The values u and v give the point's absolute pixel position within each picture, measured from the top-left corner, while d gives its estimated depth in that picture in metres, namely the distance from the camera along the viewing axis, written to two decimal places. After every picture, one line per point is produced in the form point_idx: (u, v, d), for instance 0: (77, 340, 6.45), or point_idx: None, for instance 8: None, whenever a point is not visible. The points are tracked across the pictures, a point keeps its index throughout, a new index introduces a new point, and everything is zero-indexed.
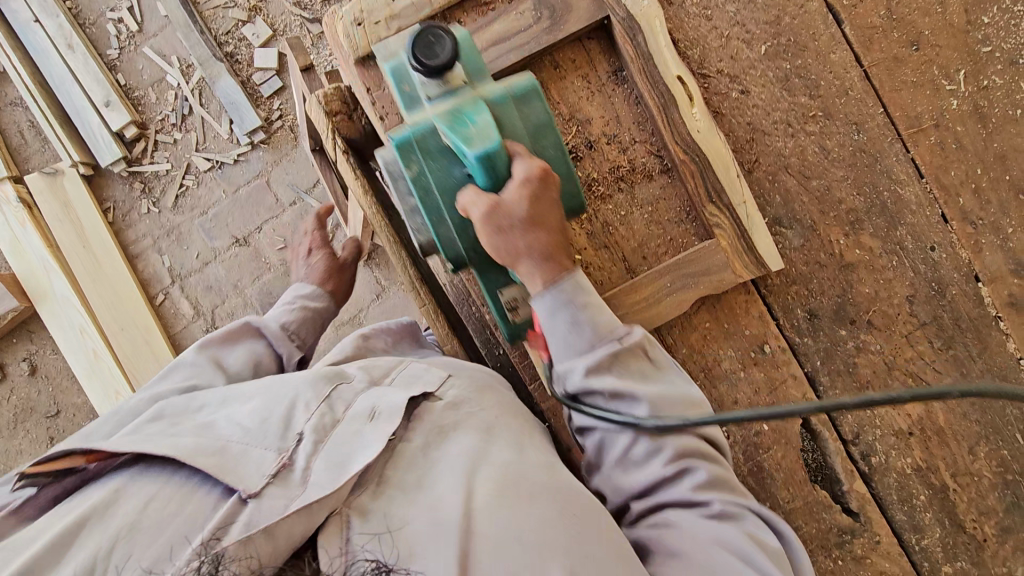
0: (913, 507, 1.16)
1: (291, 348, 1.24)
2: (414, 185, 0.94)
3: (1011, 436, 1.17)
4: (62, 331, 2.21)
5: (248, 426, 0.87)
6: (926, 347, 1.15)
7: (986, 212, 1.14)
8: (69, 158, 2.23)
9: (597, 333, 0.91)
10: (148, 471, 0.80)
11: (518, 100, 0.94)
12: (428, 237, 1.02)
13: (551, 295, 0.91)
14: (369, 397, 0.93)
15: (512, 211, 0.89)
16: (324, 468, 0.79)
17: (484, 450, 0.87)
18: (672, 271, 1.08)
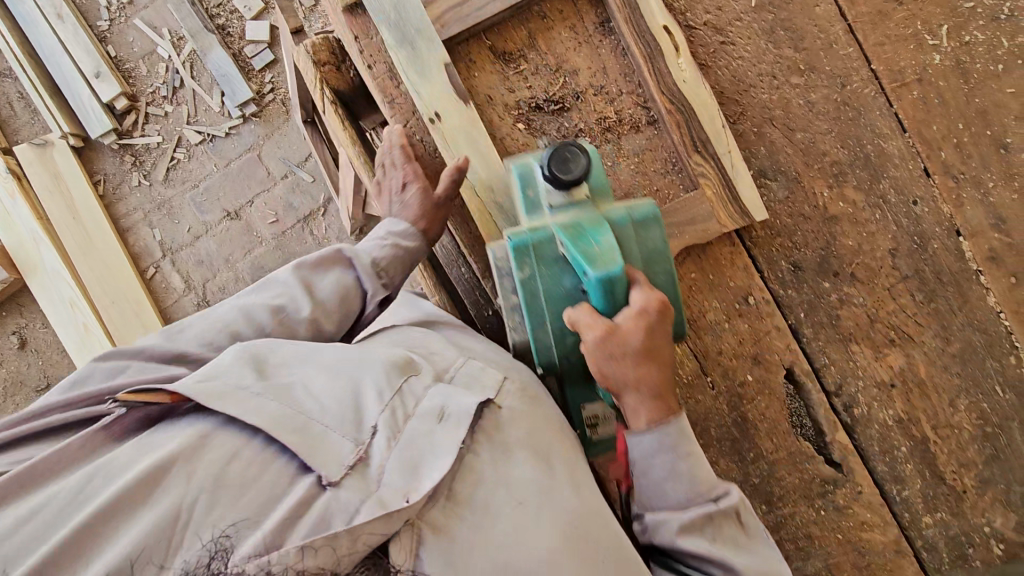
0: (894, 458, 1.18)
1: (375, 288, 1.03)
2: (521, 288, 0.93)
3: (991, 389, 1.18)
4: (52, 304, 2.20)
5: (327, 401, 0.77)
6: (908, 299, 1.17)
7: (966, 167, 1.16)
8: (58, 129, 2.22)
9: (692, 488, 0.81)
10: (227, 428, 0.71)
11: (637, 224, 0.91)
12: (523, 337, 1.01)
13: (652, 434, 0.81)
14: (440, 391, 0.82)
15: (627, 340, 0.81)
16: (400, 469, 0.71)
17: (553, 480, 0.79)
18: (659, 220, 1.09)
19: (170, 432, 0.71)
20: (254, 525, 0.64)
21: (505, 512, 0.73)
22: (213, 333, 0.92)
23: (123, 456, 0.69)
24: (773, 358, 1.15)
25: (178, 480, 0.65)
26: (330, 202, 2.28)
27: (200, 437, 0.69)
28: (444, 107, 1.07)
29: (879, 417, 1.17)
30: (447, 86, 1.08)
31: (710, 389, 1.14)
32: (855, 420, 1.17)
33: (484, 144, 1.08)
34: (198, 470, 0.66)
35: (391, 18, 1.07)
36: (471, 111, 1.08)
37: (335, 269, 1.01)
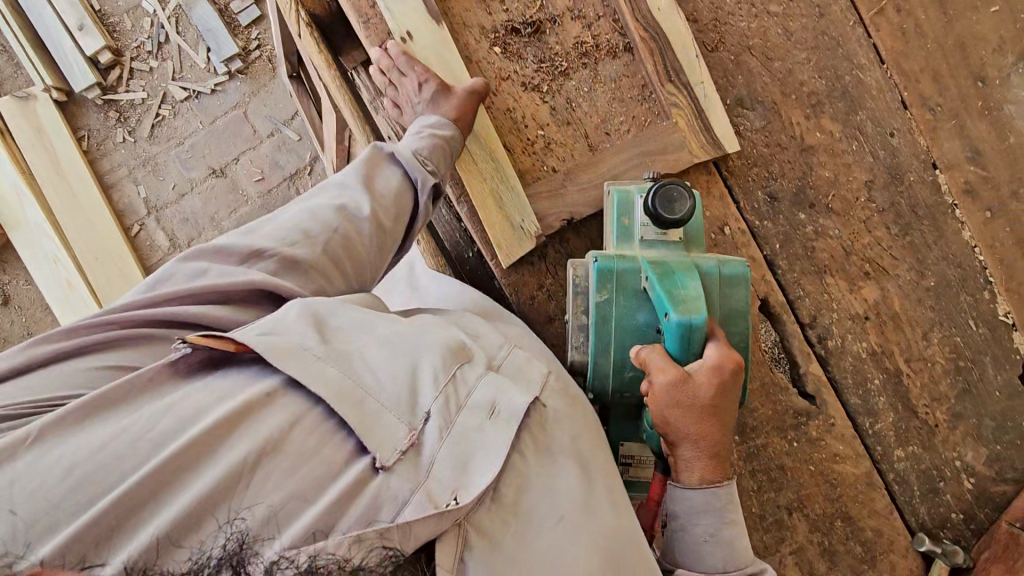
0: (867, 391, 1.19)
1: (423, 177, 0.98)
2: (594, 310, 0.92)
3: (965, 323, 1.19)
4: (34, 261, 2.18)
5: (383, 379, 0.69)
6: (884, 232, 1.17)
7: (943, 99, 1.16)
8: (41, 82, 2.19)
9: (731, 557, 0.80)
10: (290, 393, 0.64)
11: (724, 280, 0.90)
12: (582, 359, 0.96)
13: (703, 489, 0.81)
14: (488, 382, 0.74)
15: (698, 393, 0.79)
16: (451, 465, 0.65)
17: (590, 491, 0.74)
18: (628, 149, 1.10)
19: (231, 383, 0.64)
20: (308, 502, 0.58)
21: (545, 525, 0.68)
22: (286, 230, 0.84)
23: (182, 402, 0.61)
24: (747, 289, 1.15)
25: (243, 441, 0.59)
26: (316, 161, 2.27)
27: (265, 398, 0.63)
28: (415, 26, 1.09)
29: (853, 349, 1.18)
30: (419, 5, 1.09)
31: None
32: (829, 352, 1.18)
33: (455, 63, 1.09)
34: (260, 434, 0.60)
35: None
36: (443, 31, 1.10)
37: (382, 166, 0.97)
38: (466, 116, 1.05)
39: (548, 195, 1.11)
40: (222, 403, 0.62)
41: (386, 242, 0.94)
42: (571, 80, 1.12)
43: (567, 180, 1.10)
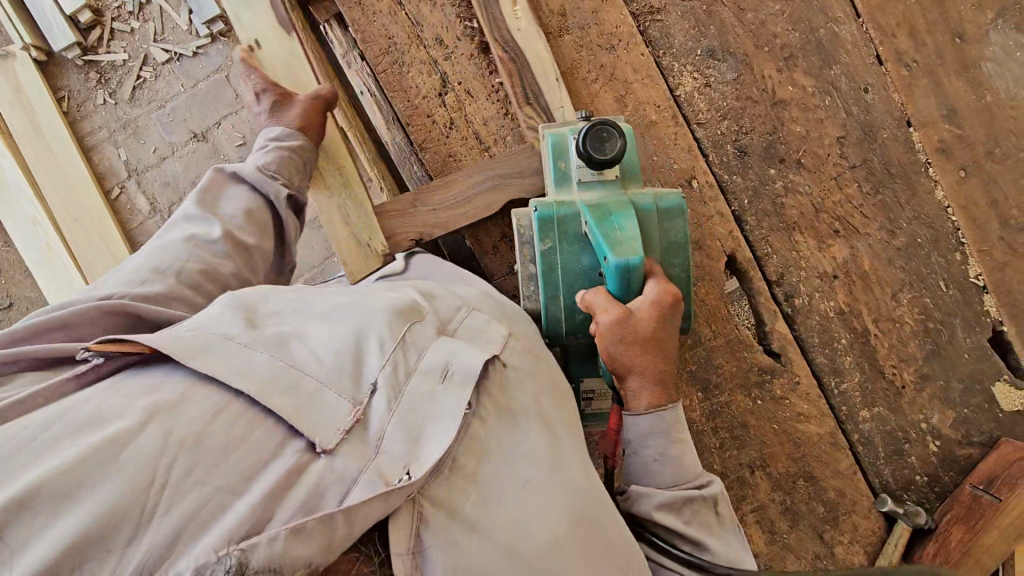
0: (834, 350, 1.18)
1: (277, 190, 1.01)
2: (541, 260, 0.90)
3: (935, 284, 1.17)
4: (12, 221, 2.16)
5: (323, 356, 0.65)
6: (855, 190, 1.15)
7: (919, 55, 1.13)
8: (20, 41, 2.14)
9: (680, 472, 0.80)
10: (209, 383, 0.57)
11: (663, 213, 0.88)
12: (535, 308, 0.96)
13: (651, 415, 0.81)
14: (445, 343, 0.71)
15: (639, 330, 0.79)
16: (404, 436, 0.61)
17: (557, 452, 0.72)
18: (489, 169, 1.08)
19: (142, 382, 0.57)
20: (237, 498, 0.52)
21: (509, 491, 0.65)
22: (134, 271, 0.82)
23: (82, 405, 0.54)
24: (714, 245, 1.14)
25: (156, 435, 0.52)
26: None
27: (182, 391, 0.56)
28: (262, 36, 1.17)
29: (820, 308, 1.17)
30: (270, 18, 1.16)
31: None
32: (795, 310, 1.17)
33: (302, 73, 1.16)
34: (176, 427, 0.53)
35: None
36: (291, 40, 1.17)
37: (228, 190, 0.99)
38: (313, 125, 1.10)
39: (399, 215, 1.14)
40: (128, 401, 0.54)
41: (250, 259, 0.95)
42: (537, 28, 1.10)
43: (417, 202, 1.13)
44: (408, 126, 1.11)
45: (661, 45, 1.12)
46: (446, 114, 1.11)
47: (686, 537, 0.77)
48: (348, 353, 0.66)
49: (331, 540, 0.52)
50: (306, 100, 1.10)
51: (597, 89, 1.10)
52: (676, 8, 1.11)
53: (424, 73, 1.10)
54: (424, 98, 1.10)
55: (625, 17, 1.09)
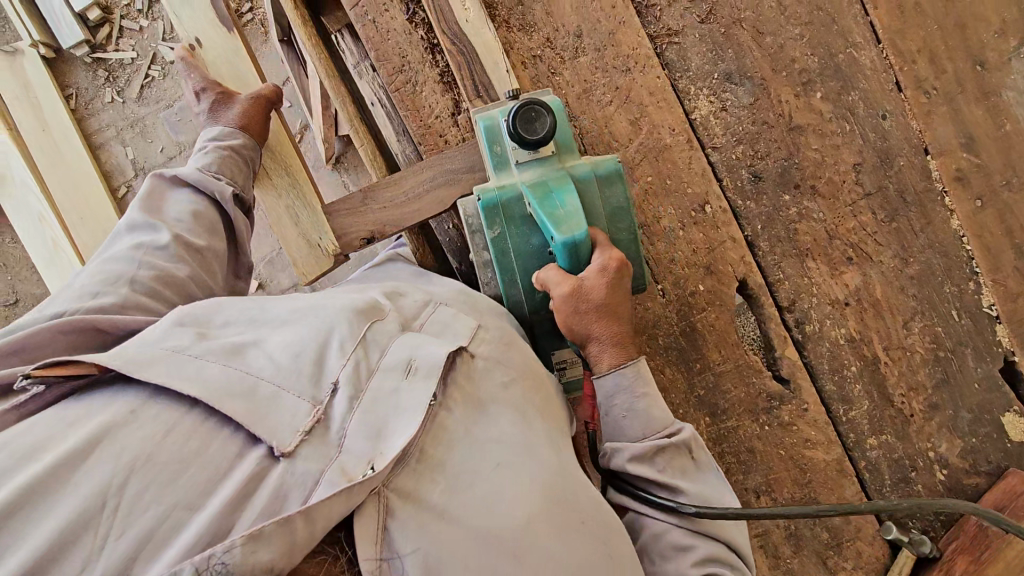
0: (843, 377, 1.17)
1: (222, 192, 0.90)
2: (493, 246, 0.94)
3: (947, 313, 1.16)
4: (20, 220, 2.10)
5: (280, 361, 0.69)
6: (869, 217, 1.14)
7: (940, 81, 1.12)
8: (28, 37, 2.14)
9: (650, 425, 0.85)
10: (159, 401, 0.62)
11: (601, 181, 0.92)
12: (495, 292, 0.99)
13: (613, 375, 0.86)
14: (408, 341, 0.74)
15: (591, 296, 0.85)
16: (365, 434, 0.65)
17: (526, 434, 0.74)
18: (436, 166, 1.02)
19: (91, 406, 0.62)
20: (194, 510, 0.56)
21: (479, 476, 0.68)
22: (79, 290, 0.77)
23: (32, 435, 0.58)
24: (726, 270, 1.13)
25: (106, 461, 0.56)
26: (306, 129, 2.23)
27: (133, 412, 0.60)
28: (203, 33, 0.98)
29: (830, 334, 1.16)
30: (209, 10, 0.98)
31: (659, 296, 1.13)
32: (806, 337, 1.16)
33: (245, 72, 0.99)
34: (127, 449, 0.57)
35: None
36: (234, 36, 0.99)
37: (170, 195, 0.90)
38: (257, 121, 0.96)
39: (350, 212, 1.03)
40: (78, 430, 0.59)
41: (205, 261, 0.88)
42: (552, 48, 1.08)
43: (367, 198, 1.03)
44: (421, 145, 1.07)
45: (678, 67, 1.10)
46: (458, 133, 1.07)
47: (660, 484, 0.82)
48: (309, 356, 0.70)
49: (302, 535, 0.56)
50: (247, 97, 0.96)
51: (612, 111, 1.09)
52: (694, 30, 1.10)
53: (437, 92, 1.07)
54: (437, 118, 1.07)
55: (642, 40, 1.08)
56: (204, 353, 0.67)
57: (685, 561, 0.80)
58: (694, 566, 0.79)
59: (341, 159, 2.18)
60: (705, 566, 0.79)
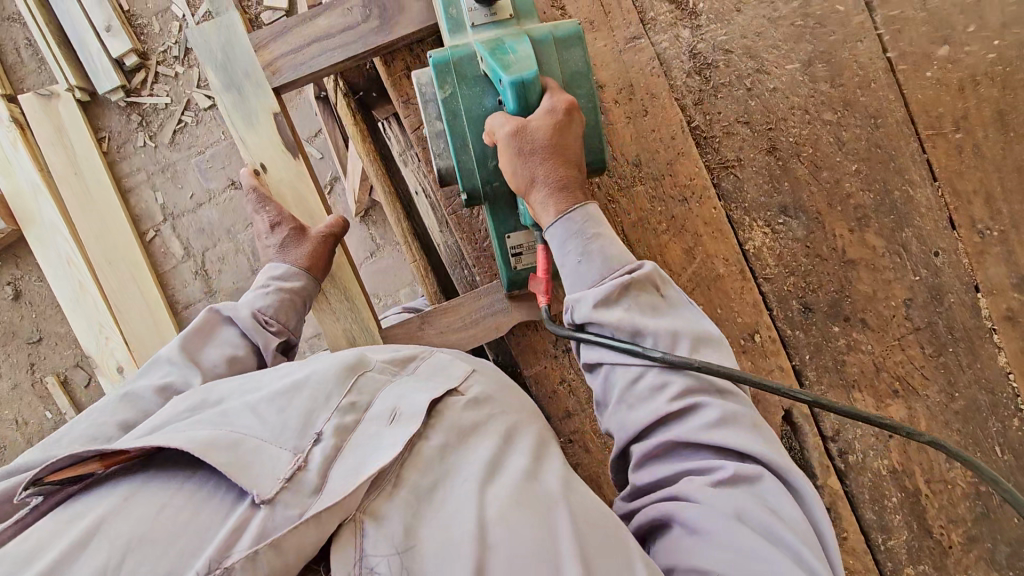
0: (883, 507, 1.16)
1: (268, 340, 0.89)
2: (443, 108, 0.87)
3: (990, 448, 1.15)
4: (48, 261, 2.07)
5: (264, 417, 0.69)
6: (918, 351, 1.13)
7: (994, 222, 1.12)
8: (64, 80, 2.13)
9: (605, 265, 0.79)
10: (152, 483, 0.61)
11: (559, 43, 0.88)
12: (447, 166, 0.91)
13: (562, 221, 0.80)
14: (392, 393, 0.75)
15: (537, 136, 0.79)
16: (344, 475, 0.63)
17: (509, 452, 0.71)
18: (496, 293, 1.05)
19: (86, 505, 0.60)
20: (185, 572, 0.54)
21: (462, 490, 0.65)
22: (101, 427, 0.76)
23: (29, 540, 0.56)
24: (773, 399, 1.13)
25: (100, 547, 0.55)
26: (336, 183, 2.23)
27: (125, 501, 0.59)
28: (268, 158, 0.99)
29: (873, 466, 1.16)
30: (275, 136, 0.99)
31: None
32: (849, 466, 1.16)
33: (309, 197, 1.00)
34: (120, 532, 0.56)
35: (218, 58, 0.98)
36: (299, 162, 1.00)
37: (218, 335, 0.89)
38: (322, 261, 0.96)
39: (406, 337, 1.06)
40: (75, 524, 0.57)
41: None
42: (612, 176, 1.08)
43: (425, 323, 1.07)
44: (475, 267, 1.09)
45: (734, 198, 1.10)
46: None
47: (626, 326, 0.75)
48: (294, 411, 0.69)
49: (277, 563, 0.55)
50: (317, 233, 0.97)
51: (665, 240, 1.09)
52: (753, 162, 1.10)
53: None
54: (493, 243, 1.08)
55: (700, 170, 1.08)
56: (193, 422, 0.67)
57: (658, 401, 0.72)
58: (670, 403, 0.71)
59: (369, 214, 2.19)
60: (683, 400, 0.71)
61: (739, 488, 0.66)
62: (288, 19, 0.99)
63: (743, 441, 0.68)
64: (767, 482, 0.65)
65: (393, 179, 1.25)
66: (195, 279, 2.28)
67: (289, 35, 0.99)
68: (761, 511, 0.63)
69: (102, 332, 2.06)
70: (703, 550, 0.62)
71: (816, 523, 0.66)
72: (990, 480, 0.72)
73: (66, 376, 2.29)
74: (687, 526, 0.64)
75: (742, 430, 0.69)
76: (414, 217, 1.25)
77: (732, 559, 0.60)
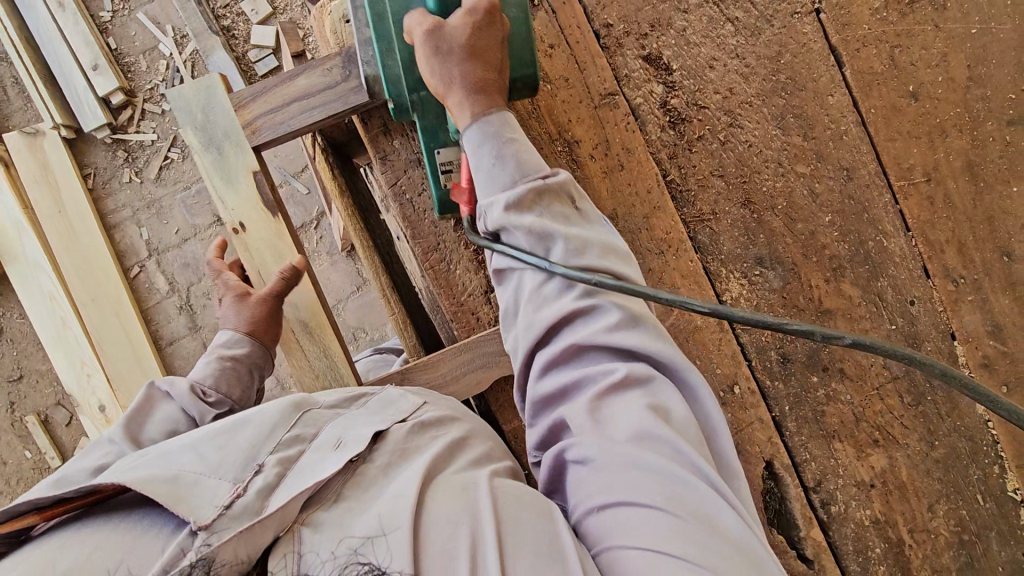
0: (867, 559, 1.15)
1: (205, 411, 0.88)
2: (369, 11, 0.85)
3: (971, 496, 1.16)
4: (29, 297, 2.06)
5: (205, 450, 0.67)
6: (897, 400, 1.14)
7: (968, 271, 1.13)
8: (51, 119, 2.13)
9: (518, 169, 0.77)
10: (88, 529, 0.59)
11: None
12: (374, 74, 0.91)
13: (478, 123, 0.78)
14: (336, 425, 0.75)
15: (454, 37, 0.78)
16: (284, 496, 0.60)
17: (458, 465, 0.68)
18: (475, 348, 1.05)
19: (20, 558, 0.58)
20: None
21: (392, 492, 0.62)
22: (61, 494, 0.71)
23: None
24: (753, 451, 1.12)
25: None
26: (322, 218, 2.23)
27: (60, 549, 0.57)
28: (247, 217, 1.01)
29: (855, 516, 1.15)
30: (255, 197, 1.01)
31: None
32: (831, 517, 1.15)
33: (287, 256, 1.02)
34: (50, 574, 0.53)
35: (198, 119, 0.99)
36: (278, 222, 1.02)
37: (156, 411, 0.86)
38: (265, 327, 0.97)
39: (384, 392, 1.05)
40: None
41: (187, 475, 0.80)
42: None
43: (406, 378, 1.07)
44: (453, 322, 1.08)
45: (710, 251, 1.11)
46: (491, 311, 1.08)
47: (536, 227, 0.74)
48: (238, 445, 0.67)
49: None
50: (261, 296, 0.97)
51: None
52: (728, 215, 1.11)
53: (470, 271, 1.07)
54: (470, 296, 1.08)
55: (676, 224, 1.09)
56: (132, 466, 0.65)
57: (563, 301, 0.72)
58: (572, 303, 0.71)
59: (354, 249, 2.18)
60: (584, 301, 0.71)
61: (631, 390, 0.66)
62: (268, 81, 1.01)
63: (641, 342, 0.69)
64: (657, 382, 0.67)
65: (372, 228, 1.24)
66: (179, 315, 2.25)
67: (267, 95, 1.00)
68: (649, 410, 0.64)
69: (84, 370, 2.04)
70: (591, 466, 0.63)
71: (706, 419, 0.68)
72: (943, 376, 0.60)
73: (47, 415, 2.26)
74: (580, 458, 0.64)
75: (639, 332, 0.70)
76: (393, 267, 1.25)
77: (618, 470, 0.61)
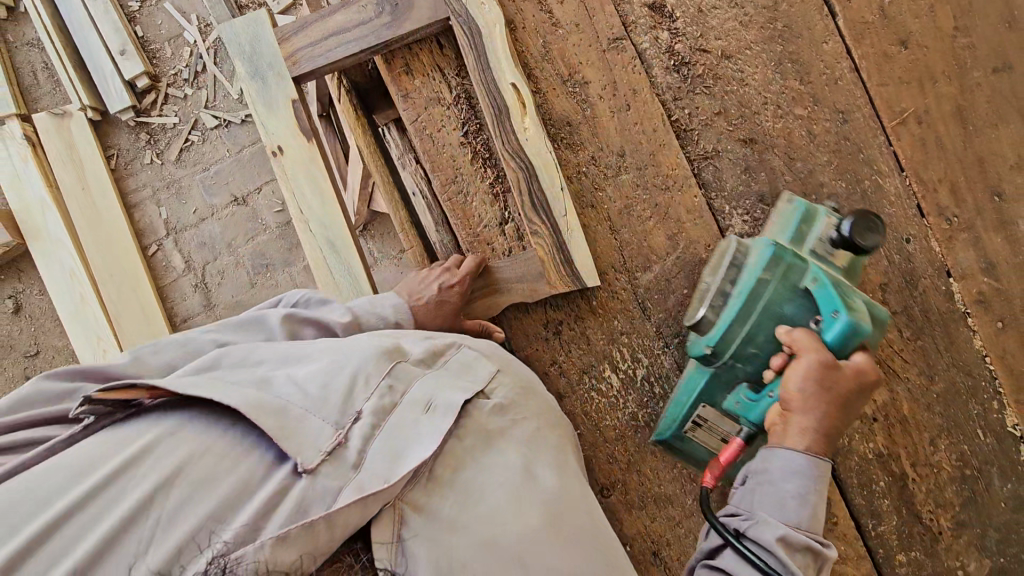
0: (872, 492, 1.18)
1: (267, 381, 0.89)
2: (751, 284, 0.96)
3: (972, 432, 1.18)
4: (50, 272, 2.12)
5: (307, 386, 0.72)
6: (895, 335, 1.18)
7: (960, 211, 1.18)
8: (78, 101, 2.22)
9: (811, 522, 0.79)
10: (196, 424, 0.65)
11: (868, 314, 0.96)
12: (707, 318, 1.01)
13: (808, 458, 0.82)
14: (428, 380, 0.78)
15: (839, 380, 0.85)
16: (382, 458, 0.67)
17: (533, 462, 0.78)
18: (489, 276, 1.13)
19: (131, 431, 0.65)
20: (223, 524, 0.59)
21: (478, 492, 0.71)
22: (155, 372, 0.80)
23: (83, 454, 0.61)
24: None
25: (148, 476, 0.59)
26: None
27: (170, 434, 0.63)
28: (286, 142, 1.11)
29: (859, 449, 1.18)
30: (293, 123, 1.11)
31: None
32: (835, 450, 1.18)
33: (320, 179, 1.13)
34: (168, 464, 0.60)
35: (245, 50, 1.09)
36: (312, 145, 1.12)
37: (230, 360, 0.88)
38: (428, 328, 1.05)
39: None
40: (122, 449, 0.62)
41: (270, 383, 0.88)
42: (597, 164, 1.15)
43: None
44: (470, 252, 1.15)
45: (713, 186, 1.17)
46: (505, 243, 1.14)
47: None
48: (340, 387, 0.72)
49: (308, 543, 0.59)
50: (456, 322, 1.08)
51: (650, 225, 1.15)
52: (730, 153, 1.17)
53: (486, 203, 1.13)
54: (486, 228, 1.14)
55: (682, 161, 1.15)
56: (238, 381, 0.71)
57: None
58: None
59: None
60: None
61: None
62: (307, 17, 1.10)
63: None
64: None
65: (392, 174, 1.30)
66: (195, 293, 2.31)
67: (308, 29, 1.09)
68: None
69: (99, 344, 2.08)
70: None
71: None
72: None
73: None
74: None
75: None
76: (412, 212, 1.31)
77: None
